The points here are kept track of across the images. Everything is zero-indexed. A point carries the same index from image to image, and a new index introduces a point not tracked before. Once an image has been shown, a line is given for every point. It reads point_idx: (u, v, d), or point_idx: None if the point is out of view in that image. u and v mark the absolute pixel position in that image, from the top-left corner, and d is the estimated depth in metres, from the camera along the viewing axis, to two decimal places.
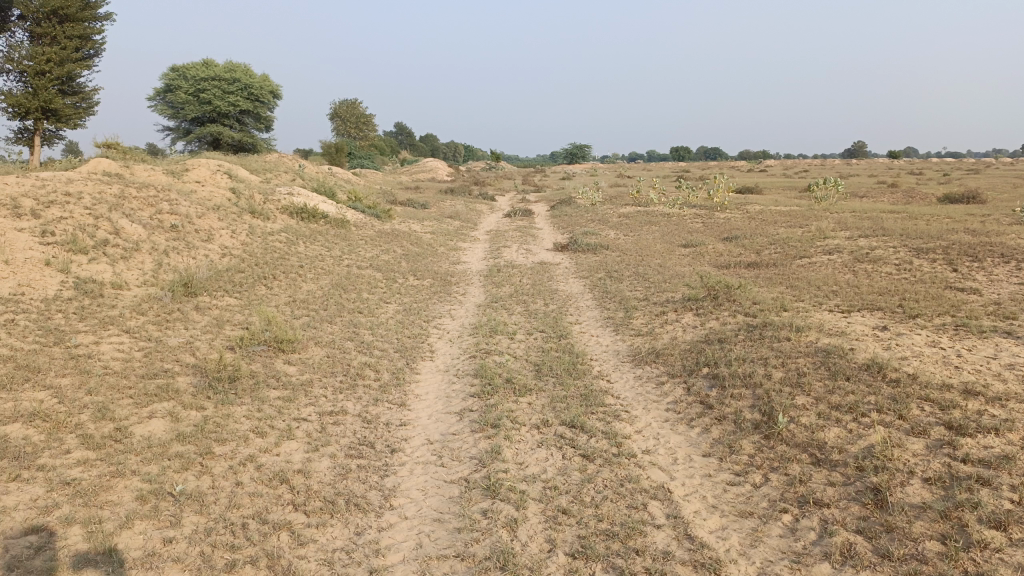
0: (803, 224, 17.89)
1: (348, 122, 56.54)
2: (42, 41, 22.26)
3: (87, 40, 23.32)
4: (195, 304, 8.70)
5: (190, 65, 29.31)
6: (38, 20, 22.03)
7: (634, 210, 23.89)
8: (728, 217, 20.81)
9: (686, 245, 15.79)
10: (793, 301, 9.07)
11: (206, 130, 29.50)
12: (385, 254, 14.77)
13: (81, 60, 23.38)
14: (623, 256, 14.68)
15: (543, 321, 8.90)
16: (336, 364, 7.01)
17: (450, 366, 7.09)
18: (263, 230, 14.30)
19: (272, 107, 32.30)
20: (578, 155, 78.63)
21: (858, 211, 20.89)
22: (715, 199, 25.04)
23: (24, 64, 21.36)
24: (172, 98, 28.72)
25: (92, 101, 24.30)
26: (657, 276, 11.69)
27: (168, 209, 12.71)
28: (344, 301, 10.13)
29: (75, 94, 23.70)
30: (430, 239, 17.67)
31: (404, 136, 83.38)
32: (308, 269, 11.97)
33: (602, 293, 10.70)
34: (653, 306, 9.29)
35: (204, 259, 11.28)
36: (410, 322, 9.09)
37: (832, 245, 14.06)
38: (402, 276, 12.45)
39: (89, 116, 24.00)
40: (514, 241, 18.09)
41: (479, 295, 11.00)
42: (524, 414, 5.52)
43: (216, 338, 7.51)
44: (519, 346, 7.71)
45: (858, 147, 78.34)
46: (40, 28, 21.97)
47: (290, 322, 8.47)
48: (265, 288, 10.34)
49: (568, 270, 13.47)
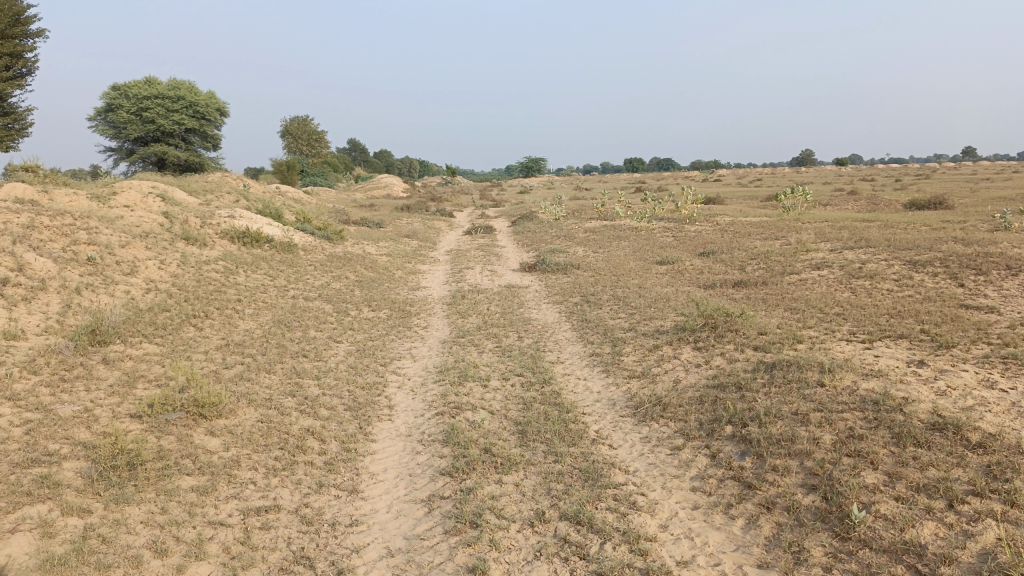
0: (780, 237, 16.99)
1: (299, 139, 54.85)
2: None
3: (18, 59, 21.57)
4: (104, 356, 7.25)
5: (132, 82, 27.57)
6: None
7: (599, 224, 22.87)
8: (699, 230, 19.91)
9: (662, 263, 14.72)
10: (801, 328, 7.98)
11: (149, 151, 27.74)
12: (336, 281, 13.42)
13: (12, 79, 21.58)
14: (597, 276, 13.59)
15: (520, 361, 7.67)
16: (272, 432, 5.68)
17: (413, 429, 5.81)
18: (199, 258, 12.84)
19: (220, 125, 30.61)
20: (534, 168, 77.94)
21: (831, 221, 20.17)
22: (682, 210, 24.20)
23: None
24: (112, 117, 26.98)
25: (26, 122, 22.47)
26: (639, 300, 10.57)
27: (85, 238, 11.18)
28: (286, 341, 8.75)
29: (6, 115, 21.83)
30: (386, 262, 16.33)
31: (357, 153, 81.80)
32: (247, 303, 10.57)
33: (582, 322, 9.55)
34: (643, 339, 8.14)
35: (125, 297, 9.81)
36: (363, 367, 7.78)
37: (819, 259, 13.10)
38: (355, 308, 11.11)
39: (23, 138, 22.15)
40: (476, 262, 16.87)
41: (442, 329, 9.73)
42: (513, 502, 4.28)
43: (123, 404, 6.10)
44: (495, 397, 6.47)
45: (808, 155, 79.01)
46: None
47: (219, 376, 7.09)
48: (194, 330, 8.92)
49: (539, 294, 12.28)
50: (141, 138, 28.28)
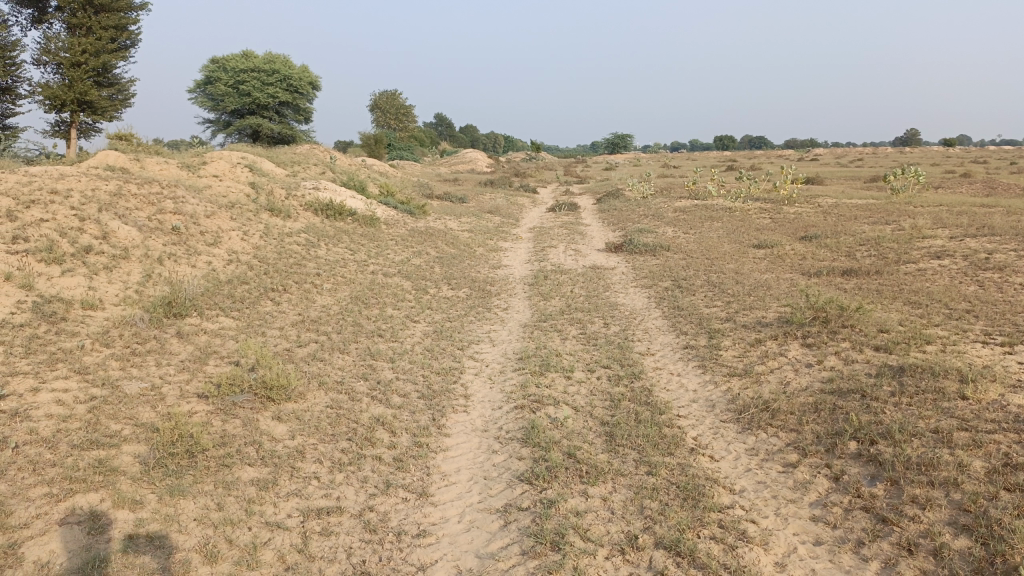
0: (890, 221, 15.68)
1: (387, 113, 55.24)
2: (76, 33, 21.14)
3: (123, 31, 22.12)
4: (178, 330, 7.08)
5: (230, 56, 28.14)
6: (73, 11, 20.88)
7: (690, 204, 21.87)
8: (798, 212, 18.71)
9: (759, 246, 13.76)
10: (926, 327, 7.09)
11: (245, 124, 28.31)
12: (416, 257, 13.11)
13: (116, 51, 22.17)
14: (688, 258, 12.82)
15: (608, 351, 7.08)
16: (339, 421, 5.31)
17: (490, 424, 5.33)
18: (281, 230, 12.74)
19: (312, 99, 30.86)
20: (620, 145, 76.37)
21: (946, 205, 18.59)
22: (780, 190, 22.89)
23: (59, 55, 20.22)
24: (212, 90, 27.71)
25: (129, 94, 23.11)
26: (737, 287, 9.78)
27: (171, 207, 11.19)
28: (363, 320, 8.44)
29: (111, 86, 22.41)
30: (468, 238, 15.93)
31: (443, 127, 82.09)
32: (326, 278, 10.34)
33: (675, 309, 8.87)
34: (743, 332, 7.41)
35: (206, 268, 9.71)
36: (439, 351, 7.36)
37: (938, 248, 11.91)
38: (434, 286, 10.74)
39: (126, 109, 22.79)
40: (560, 241, 16.27)
41: (523, 312, 9.22)
42: (600, 522, 3.75)
43: (190, 382, 5.87)
44: (580, 392, 5.93)
45: (913, 134, 74.53)
46: (75, 19, 20.83)
47: (291, 356, 6.80)
48: (271, 304, 8.72)
49: (626, 276, 11.62)
50: (237, 110, 28.85)
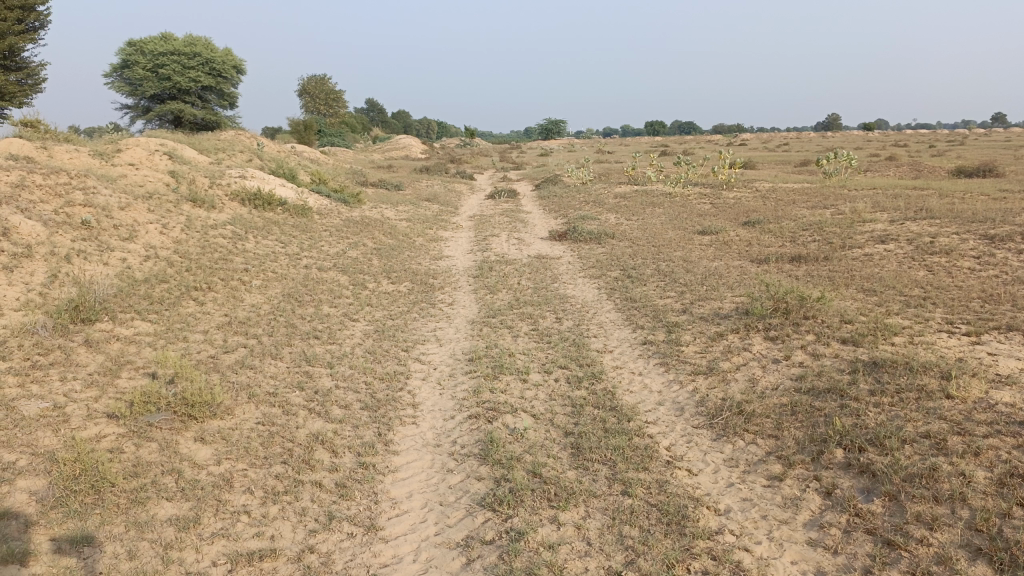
0: (829, 206, 15.74)
1: (317, 98, 53.58)
2: None
3: (30, 11, 20.50)
4: (87, 338, 6.32)
5: (148, 38, 26.49)
6: None
7: (630, 190, 21.67)
8: (738, 196, 18.69)
9: (704, 233, 13.58)
10: (887, 316, 6.90)
11: (165, 109, 26.75)
12: (352, 249, 12.44)
13: (24, 32, 20.55)
14: (634, 246, 12.52)
15: (564, 349, 6.65)
16: (273, 441, 4.73)
17: (443, 438, 4.83)
18: (205, 222, 11.88)
19: (237, 83, 29.46)
20: (554, 130, 76.27)
21: (880, 189, 18.86)
22: (718, 176, 22.92)
23: None
24: (129, 74, 26.04)
25: (39, 77, 21.48)
26: (688, 276, 9.49)
27: (81, 200, 10.24)
28: (297, 320, 7.80)
29: (20, 70, 20.85)
30: (406, 228, 15.30)
31: (375, 113, 80.37)
32: (255, 273, 9.62)
33: (628, 301, 8.52)
34: (703, 325, 7.10)
35: (120, 265, 8.87)
36: (382, 353, 6.80)
37: (881, 232, 11.91)
38: (373, 279, 10.14)
39: (36, 94, 21.18)
40: (502, 229, 15.78)
41: (470, 307, 8.71)
42: (577, 556, 3.32)
43: (99, 400, 5.18)
44: (538, 397, 5.48)
45: (836, 120, 76.75)
46: None
47: (216, 364, 6.14)
48: (195, 304, 7.99)
49: (573, 266, 11.24)
50: (157, 95, 27.26)
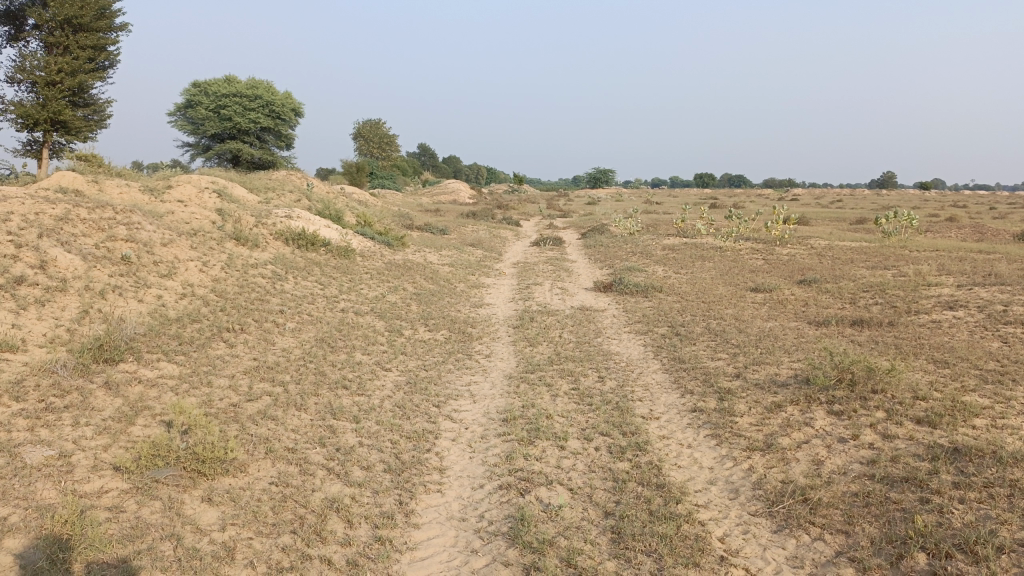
0: (890, 267, 15.02)
1: (370, 142, 54.54)
2: (53, 51, 20.18)
3: (101, 51, 21.19)
4: (107, 380, 6.07)
5: (211, 80, 27.24)
6: (50, 28, 19.94)
7: (678, 242, 21.19)
8: (791, 253, 18.07)
9: (756, 290, 13.00)
10: (965, 393, 6.27)
11: (224, 147, 27.32)
12: (392, 293, 12.20)
13: (94, 70, 21.21)
14: (683, 302, 12.02)
15: (605, 412, 6.17)
16: (285, 505, 4.34)
17: (469, 511, 4.39)
18: (246, 261, 11.77)
19: (294, 125, 30.01)
20: (602, 179, 76.43)
21: (942, 251, 18.05)
22: (771, 231, 22.29)
23: (34, 72, 19.23)
24: (191, 113, 26.73)
25: (104, 114, 22.08)
26: (741, 337, 8.96)
27: (124, 234, 10.19)
28: (328, 367, 7.49)
29: (87, 106, 21.40)
30: (448, 273, 15.05)
31: (426, 157, 81.54)
32: (291, 315, 9.39)
33: (677, 361, 8.01)
34: (758, 392, 6.55)
35: (155, 303, 8.71)
36: (412, 408, 6.40)
37: (948, 297, 11.20)
38: (410, 326, 9.84)
39: (101, 130, 21.74)
40: (545, 278, 15.42)
41: (507, 360, 8.30)
42: None
43: (108, 450, 4.87)
44: (577, 468, 5.00)
45: (890, 178, 75.37)
46: (52, 36, 19.88)
47: (237, 413, 5.81)
48: (225, 347, 7.74)
49: (618, 320, 10.78)
50: (218, 134, 27.89)
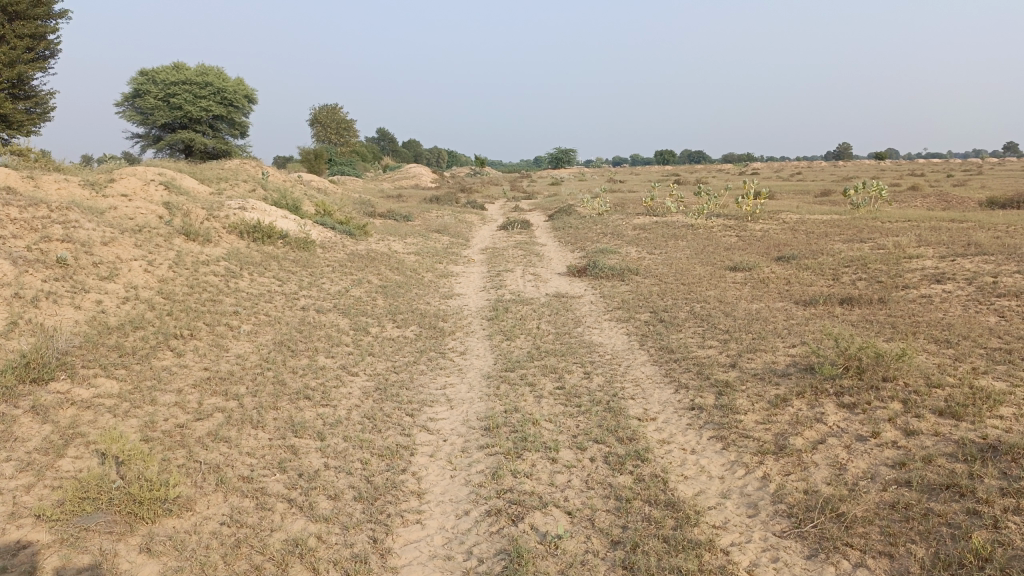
0: (866, 240, 14.71)
1: (328, 128, 53.19)
2: None
3: (41, 40, 19.95)
4: (33, 404, 5.32)
5: (159, 68, 25.98)
6: None
7: (648, 221, 20.75)
8: (765, 229, 17.74)
9: (735, 269, 12.57)
10: (979, 377, 5.84)
11: (176, 138, 26.10)
12: (356, 286, 11.52)
13: (33, 61, 19.96)
14: (662, 284, 11.53)
15: (598, 415, 5.62)
16: (238, 552, 3.71)
17: (455, 547, 3.81)
18: (197, 257, 10.97)
19: (248, 113, 28.85)
20: (563, 160, 75.93)
21: (914, 221, 17.85)
22: (742, 206, 21.95)
23: None
24: (139, 103, 25.45)
25: (47, 106, 20.82)
26: (729, 322, 8.48)
27: (59, 234, 9.33)
28: (288, 374, 6.82)
29: (27, 99, 20.20)
30: (414, 262, 14.36)
31: (385, 143, 80.10)
32: (246, 316, 8.69)
33: (666, 351, 7.49)
34: (759, 384, 6.05)
35: (94, 309, 7.91)
36: (383, 419, 5.78)
37: (933, 270, 10.87)
38: (377, 322, 9.20)
39: (44, 123, 20.50)
40: (516, 264, 14.83)
41: (484, 357, 7.70)
42: None
43: (29, 491, 4.16)
44: (574, 486, 4.44)
45: (846, 150, 76.12)
46: None
47: (184, 437, 5.13)
48: (173, 356, 7.02)
49: (596, 307, 10.25)
50: (169, 124, 26.64)
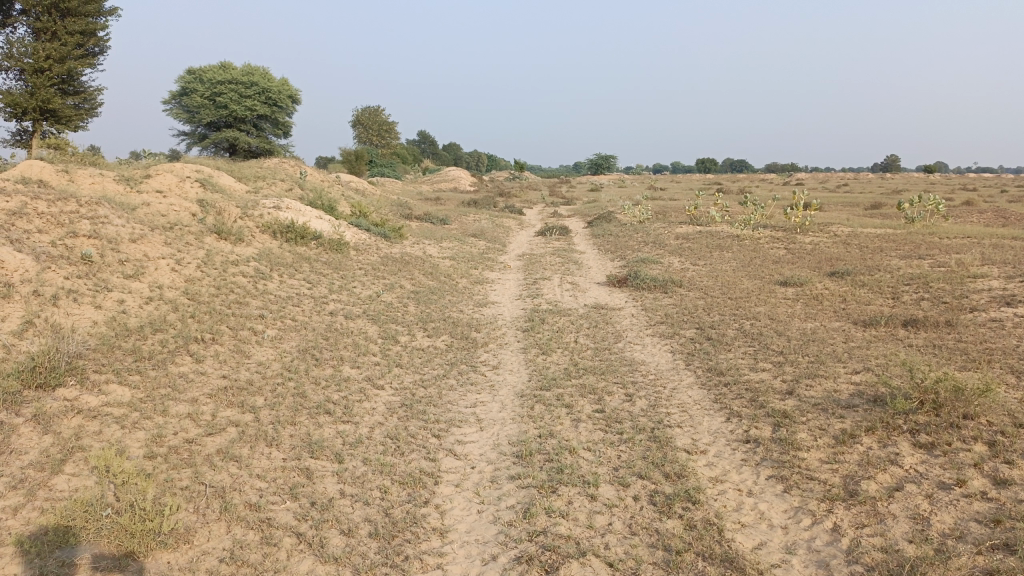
0: (925, 256, 13.90)
1: (370, 129, 53.30)
2: (41, 38, 18.99)
3: (91, 38, 20.02)
4: (35, 412, 4.98)
5: (206, 67, 26.06)
6: (38, 14, 18.77)
7: (691, 230, 20.11)
8: (814, 241, 17.00)
9: (786, 284, 11.92)
10: None
11: (220, 136, 26.12)
12: (388, 291, 11.14)
13: (83, 57, 20.03)
14: (708, 298, 10.94)
15: (643, 446, 5.10)
16: None
17: None
18: (227, 257, 10.68)
19: (291, 113, 28.81)
20: (603, 166, 75.28)
21: (975, 238, 16.92)
22: (790, 218, 21.17)
23: (22, 59, 18.05)
24: (185, 101, 25.54)
25: (94, 103, 20.88)
26: (783, 342, 7.88)
27: (86, 230, 9.08)
28: (309, 386, 6.42)
29: (77, 94, 20.23)
30: (449, 267, 13.97)
31: (426, 145, 80.23)
32: (272, 321, 8.33)
33: (715, 373, 6.93)
34: (821, 417, 5.47)
35: (115, 308, 7.61)
36: (407, 440, 5.33)
37: (1002, 292, 10.12)
38: (407, 330, 8.80)
39: (92, 119, 20.55)
40: (554, 271, 14.36)
41: (518, 373, 7.21)
42: None
43: (16, 514, 3.80)
44: (617, 531, 3.93)
45: (894, 162, 74.16)
46: (40, 22, 18.70)
47: (191, 455, 4.75)
48: (192, 362, 6.66)
49: (638, 320, 9.71)
50: (214, 122, 26.69)
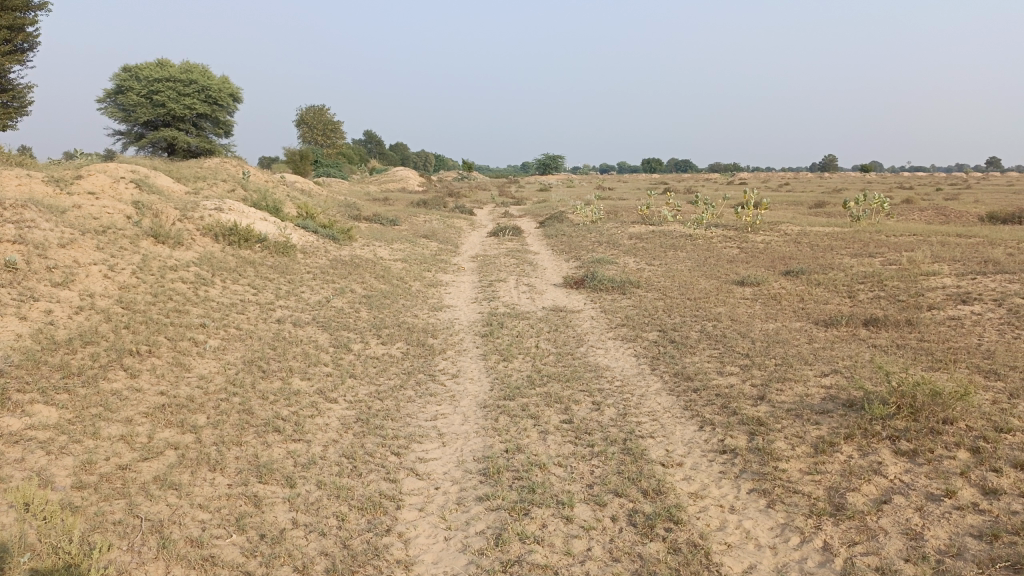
0: (876, 255, 14.03)
1: (315, 129, 52.21)
2: None
3: (19, 33, 18.94)
4: None
5: (143, 64, 25.01)
6: None
7: (644, 230, 20.06)
8: (766, 240, 17.09)
9: (743, 283, 11.84)
10: None
11: (157, 135, 25.09)
12: (338, 296, 10.68)
13: (11, 53, 18.94)
14: (667, 298, 10.78)
15: (616, 460, 4.83)
16: None
17: None
18: (166, 262, 10.09)
19: (233, 112, 27.89)
20: (551, 166, 75.43)
21: (921, 235, 17.22)
22: (741, 217, 21.29)
23: None
24: (121, 99, 24.46)
25: (23, 101, 19.76)
26: (747, 344, 7.73)
27: (10, 235, 8.41)
28: (257, 402, 5.98)
29: (4, 92, 19.14)
30: (401, 269, 13.55)
31: (373, 145, 79.12)
32: (215, 330, 7.83)
33: (683, 378, 6.72)
34: (796, 423, 5.28)
35: (42, 319, 7.02)
36: (364, 460, 4.96)
37: (955, 289, 10.20)
38: (359, 337, 8.38)
39: (21, 118, 19.43)
40: (509, 273, 14.06)
41: (479, 382, 6.87)
42: None
43: None
44: (596, 556, 3.65)
45: (832, 162, 76.13)
46: None
47: (126, 483, 4.30)
48: (127, 377, 6.15)
49: (598, 323, 9.47)
50: (152, 121, 25.63)
